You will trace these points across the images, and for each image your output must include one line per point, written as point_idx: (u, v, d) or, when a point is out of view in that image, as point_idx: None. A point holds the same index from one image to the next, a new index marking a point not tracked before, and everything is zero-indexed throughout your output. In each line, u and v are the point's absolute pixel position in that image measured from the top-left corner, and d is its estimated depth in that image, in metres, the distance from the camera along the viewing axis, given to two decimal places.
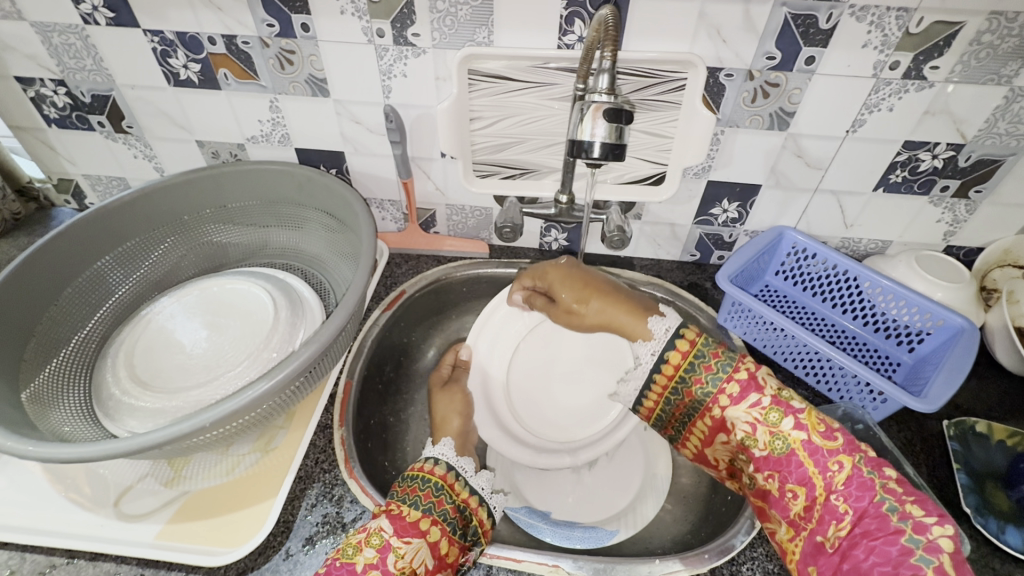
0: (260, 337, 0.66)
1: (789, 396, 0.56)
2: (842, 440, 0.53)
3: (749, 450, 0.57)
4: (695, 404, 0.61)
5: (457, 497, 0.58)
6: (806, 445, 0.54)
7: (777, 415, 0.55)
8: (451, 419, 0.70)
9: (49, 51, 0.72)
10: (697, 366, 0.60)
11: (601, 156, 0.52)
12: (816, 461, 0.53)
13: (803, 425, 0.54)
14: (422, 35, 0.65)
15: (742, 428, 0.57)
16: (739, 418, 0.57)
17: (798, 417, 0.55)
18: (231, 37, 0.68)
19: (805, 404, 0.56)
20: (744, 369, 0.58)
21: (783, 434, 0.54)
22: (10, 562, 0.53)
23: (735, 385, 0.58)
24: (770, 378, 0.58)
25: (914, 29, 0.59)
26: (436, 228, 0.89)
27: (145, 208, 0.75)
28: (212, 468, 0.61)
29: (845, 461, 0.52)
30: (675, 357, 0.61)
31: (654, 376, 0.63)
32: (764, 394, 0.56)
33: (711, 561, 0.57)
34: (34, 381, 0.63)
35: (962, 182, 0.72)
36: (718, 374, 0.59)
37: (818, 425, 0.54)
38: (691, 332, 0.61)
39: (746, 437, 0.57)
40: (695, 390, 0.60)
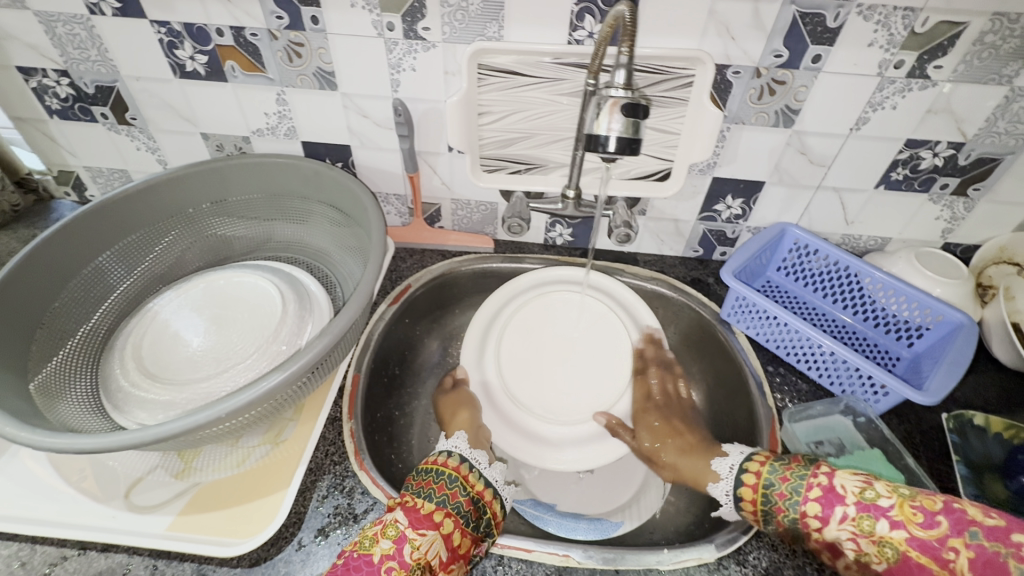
0: (268, 330, 0.66)
1: (874, 494, 0.50)
2: (946, 522, 0.46)
3: (871, 566, 0.50)
4: (792, 532, 0.55)
5: (471, 490, 0.57)
6: (914, 543, 0.47)
7: (870, 523, 0.49)
8: (460, 413, 0.71)
9: (53, 42, 0.71)
10: (772, 490, 0.56)
11: (617, 150, 0.53)
12: (934, 559, 0.46)
13: (899, 522, 0.48)
14: (433, 28, 0.65)
15: (848, 548, 0.51)
16: (837, 540, 0.51)
17: (891, 516, 0.49)
18: (239, 29, 0.67)
19: (891, 495, 0.50)
20: (817, 483, 0.54)
21: (886, 540, 0.48)
22: (21, 554, 0.53)
23: (816, 504, 0.53)
24: (847, 482, 0.52)
25: (920, 29, 0.60)
26: (441, 223, 0.89)
27: (152, 200, 0.75)
28: (222, 460, 0.61)
29: (959, 545, 0.45)
30: (747, 491, 0.58)
31: (739, 507, 0.59)
32: (849, 505, 0.51)
33: (718, 550, 0.58)
34: (41, 372, 0.63)
35: (962, 179, 0.74)
36: (795, 497, 0.54)
37: (915, 516, 0.48)
38: (758, 455, 0.60)
39: (857, 555, 0.50)
40: (784, 518, 0.55)
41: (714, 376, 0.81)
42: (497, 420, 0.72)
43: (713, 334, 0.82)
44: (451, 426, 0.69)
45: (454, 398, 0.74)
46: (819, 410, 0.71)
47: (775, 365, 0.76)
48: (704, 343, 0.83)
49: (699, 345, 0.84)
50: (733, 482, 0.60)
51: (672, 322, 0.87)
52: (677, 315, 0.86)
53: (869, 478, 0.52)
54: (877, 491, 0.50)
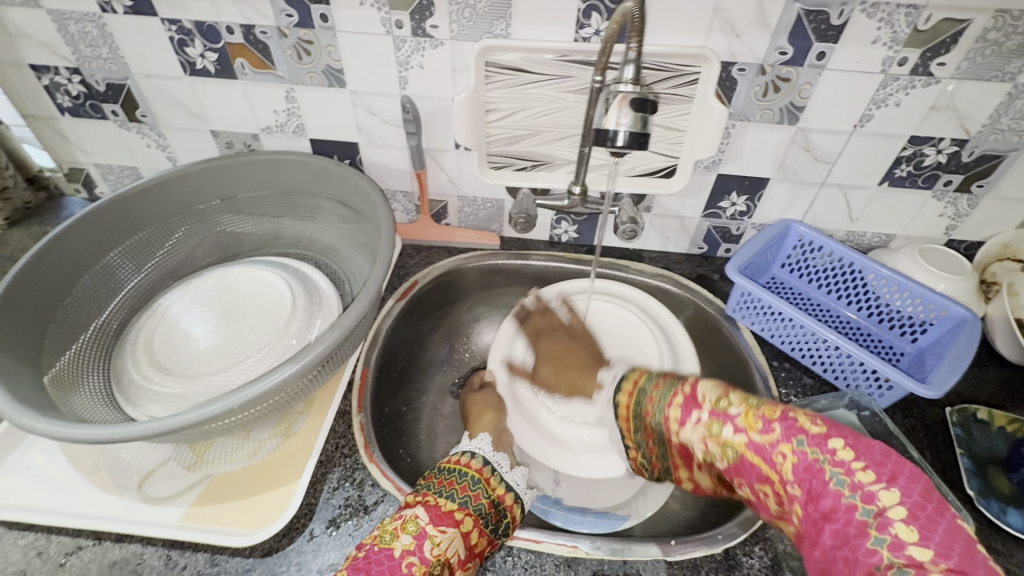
0: (278, 324, 0.67)
1: (727, 402, 0.54)
2: (780, 428, 0.50)
3: (716, 465, 0.55)
4: (660, 437, 0.61)
5: (492, 493, 0.59)
6: (751, 446, 0.51)
7: (719, 427, 0.53)
8: (484, 414, 0.73)
9: (65, 40, 0.72)
10: (646, 398, 0.62)
11: (626, 144, 0.53)
12: (764, 458, 0.50)
13: (742, 428, 0.52)
14: (441, 26, 0.66)
15: (698, 449, 0.55)
16: (690, 440, 0.56)
17: (736, 422, 0.52)
18: (249, 27, 0.68)
19: (740, 404, 0.53)
20: (682, 392, 0.58)
21: (729, 443, 0.52)
22: (36, 543, 0.54)
23: (676, 409, 0.58)
24: (707, 390, 0.56)
25: (923, 26, 0.61)
26: (447, 220, 0.90)
27: (161, 196, 0.76)
28: (234, 452, 0.61)
29: (787, 449, 0.49)
30: (625, 403, 0.66)
31: (618, 416, 0.67)
32: (703, 410, 0.55)
33: (724, 541, 0.59)
34: (55, 365, 0.63)
35: (965, 176, 0.74)
36: (662, 402, 0.60)
37: (755, 423, 0.51)
38: (633, 376, 0.67)
39: (703, 454, 0.55)
40: (652, 421, 0.61)
41: (720, 372, 0.82)
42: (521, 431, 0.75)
43: (719, 330, 0.82)
44: (474, 425, 0.71)
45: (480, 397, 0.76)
46: (824, 403, 0.70)
47: (780, 360, 0.77)
48: (709, 339, 0.84)
49: (705, 341, 0.85)
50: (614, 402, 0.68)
51: (679, 318, 0.88)
52: (684, 311, 0.87)
53: (728, 388, 0.55)
54: (730, 399, 0.54)
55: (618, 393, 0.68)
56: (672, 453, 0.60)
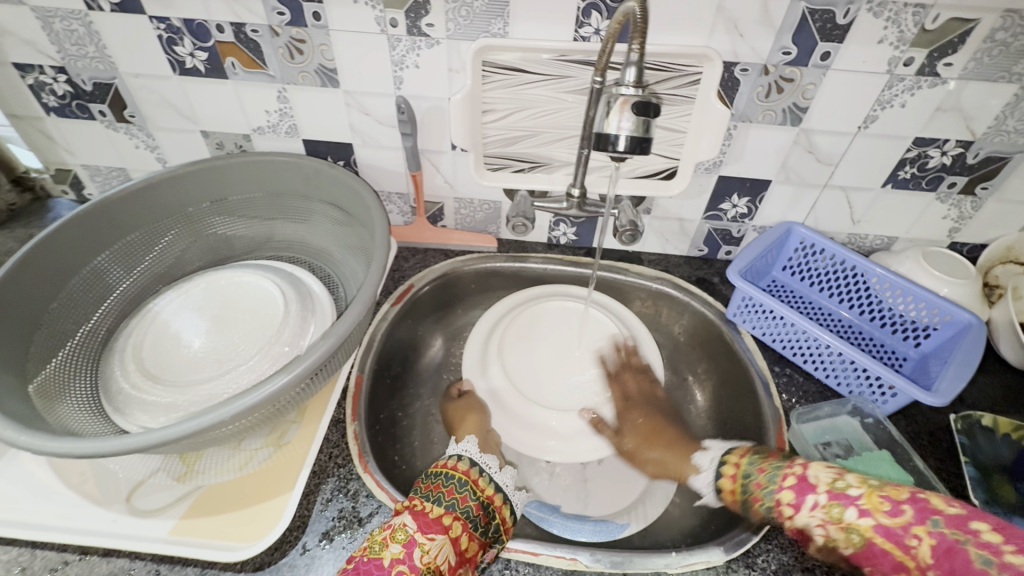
0: (271, 330, 0.65)
1: (846, 483, 0.52)
2: (911, 510, 0.47)
3: (842, 551, 0.52)
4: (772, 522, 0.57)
5: (481, 495, 0.58)
6: (879, 530, 0.48)
7: (839, 511, 0.51)
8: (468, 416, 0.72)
9: (49, 38, 0.70)
10: (748, 481, 0.59)
11: (628, 149, 0.52)
12: (897, 545, 0.47)
13: (867, 510, 0.49)
14: (436, 25, 0.64)
15: (817, 534, 0.53)
16: (807, 525, 0.53)
17: (859, 504, 0.50)
18: (239, 25, 0.66)
19: (862, 486, 0.51)
20: (791, 473, 0.56)
21: (853, 528, 0.49)
22: (20, 559, 0.52)
23: (788, 492, 0.55)
24: (821, 473, 0.54)
25: (930, 25, 0.59)
26: (444, 222, 0.89)
27: (150, 199, 0.74)
28: (225, 463, 0.60)
29: (922, 532, 0.46)
30: (728, 482, 0.61)
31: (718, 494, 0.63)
32: (819, 492, 0.53)
33: (726, 553, 0.58)
34: (40, 373, 0.62)
35: (970, 178, 0.73)
36: (770, 486, 0.56)
37: (881, 504, 0.49)
38: (732, 453, 0.63)
39: (826, 540, 0.52)
40: (758, 508, 0.57)
41: (719, 377, 0.81)
42: (509, 426, 0.72)
43: (719, 334, 0.81)
44: (458, 430, 0.70)
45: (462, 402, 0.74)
46: (826, 410, 0.70)
47: (782, 365, 0.76)
48: (709, 343, 0.83)
49: (705, 346, 0.83)
50: (714, 475, 0.64)
51: (677, 322, 0.86)
52: (682, 315, 0.85)
53: (844, 470, 0.53)
54: (849, 480, 0.52)
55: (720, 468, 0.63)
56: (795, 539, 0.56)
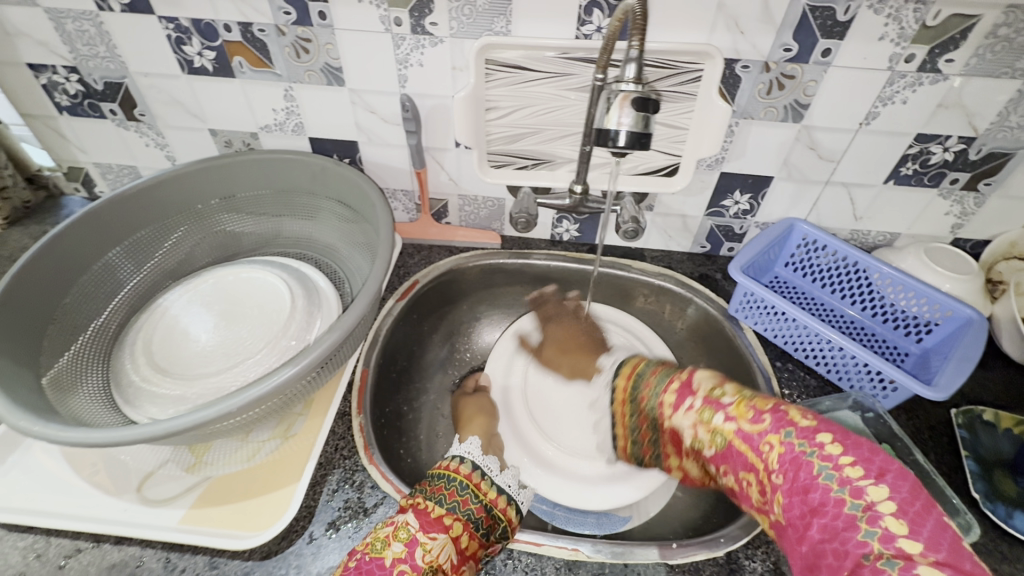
0: (278, 324, 0.66)
1: (721, 392, 0.57)
2: (770, 419, 0.53)
3: (705, 452, 0.57)
4: (653, 422, 0.64)
5: (483, 497, 0.59)
6: (740, 434, 0.54)
7: (710, 414, 0.56)
8: (478, 418, 0.74)
9: (62, 38, 0.72)
10: (641, 386, 0.66)
11: (628, 144, 0.53)
12: (752, 447, 0.53)
13: (733, 417, 0.55)
14: (440, 23, 0.65)
15: (687, 434, 0.58)
16: (682, 425, 0.59)
17: (727, 410, 0.56)
18: (247, 24, 0.67)
19: (733, 395, 0.57)
20: (676, 381, 0.61)
21: (718, 430, 0.55)
22: (36, 546, 0.54)
23: (671, 394, 0.61)
24: (702, 379, 0.59)
25: (931, 22, 0.60)
26: (448, 219, 0.89)
27: (159, 196, 0.75)
28: (233, 454, 0.61)
29: (775, 440, 0.51)
30: (622, 390, 0.69)
31: (614, 409, 0.71)
32: (697, 397, 0.58)
33: (726, 544, 0.58)
34: (53, 366, 0.63)
35: (972, 174, 0.73)
36: (658, 390, 0.63)
37: (746, 413, 0.54)
38: (631, 363, 0.69)
39: (693, 441, 0.58)
40: (647, 407, 0.64)
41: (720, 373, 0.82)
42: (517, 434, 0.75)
43: (721, 330, 0.81)
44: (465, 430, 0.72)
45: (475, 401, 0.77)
46: (827, 405, 0.69)
47: (783, 361, 0.76)
48: (711, 339, 0.83)
49: (707, 341, 0.84)
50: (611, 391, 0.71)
51: (680, 318, 0.87)
52: (685, 311, 0.86)
53: (723, 381, 0.58)
54: (724, 390, 0.57)
55: (618, 376, 0.70)
56: (665, 438, 0.63)
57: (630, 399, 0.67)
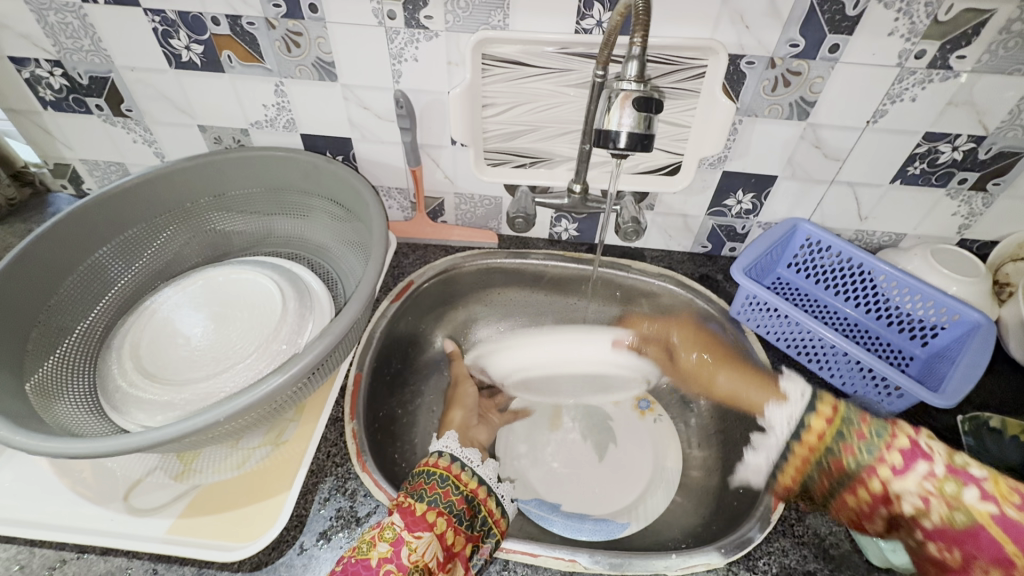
0: (269, 328, 0.65)
1: (965, 461, 0.53)
2: None
3: (925, 524, 0.53)
4: (849, 479, 0.59)
5: (463, 488, 0.60)
6: (998, 518, 0.49)
7: (955, 486, 0.52)
8: (454, 412, 0.76)
9: (45, 31, 0.69)
10: (845, 434, 0.60)
11: (628, 146, 0.51)
12: (1014, 536, 0.48)
13: (992, 498, 0.50)
14: (435, 17, 0.63)
15: (910, 501, 0.54)
16: (909, 490, 0.54)
17: (981, 487, 0.51)
18: (235, 17, 0.65)
19: (987, 472, 0.52)
20: (900, 439, 0.56)
21: (963, 506, 0.51)
22: (19, 557, 0.53)
23: (895, 454, 0.56)
24: (935, 442, 0.55)
25: (943, 17, 0.58)
26: (444, 217, 0.88)
27: (147, 194, 0.73)
28: (222, 462, 0.60)
29: None
30: (814, 431, 0.63)
31: (792, 449, 0.64)
32: (937, 463, 0.54)
33: (727, 555, 0.57)
34: (38, 371, 0.62)
35: (981, 174, 0.71)
36: (874, 442, 0.58)
37: (1011, 497, 0.50)
38: (830, 399, 0.63)
39: (917, 510, 0.54)
40: (845, 459, 0.59)
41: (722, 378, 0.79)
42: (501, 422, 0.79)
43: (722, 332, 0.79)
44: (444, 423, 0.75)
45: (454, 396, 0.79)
46: None
47: (785, 364, 0.75)
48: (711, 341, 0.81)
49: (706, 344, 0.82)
50: (790, 430, 0.65)
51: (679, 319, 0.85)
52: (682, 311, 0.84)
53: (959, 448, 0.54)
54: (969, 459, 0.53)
55: (812, 412, 0.64)
56: (861, 500, 0.58)
57: (823, 449, 0.61)
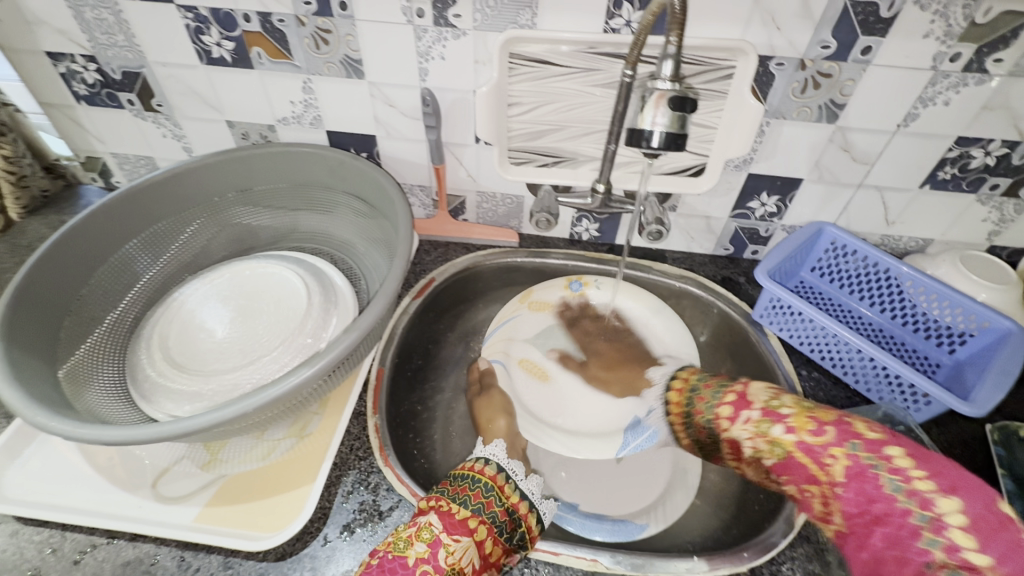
0: (294, 323, 0.65)
1: (780, 404, 0.61)
2: (833, 432, 0.56)
3: (763, 463, 0.60)
4: (709, 434, 0.67)
5: (506, 501, 0.58)
6: (800, 446, 0.57)
7: (768, 426, 0.60)
8: (497, 419, 0.72)
9: (81, 26, 0.71)
10: (693, 399, 0.70)
11: (661, 145, 0.51)
12: (813, 460, 0.56)
13: (792, 429, 0.58)
14: (464, 16, 0.63)
15: (746, 447, 0.61)
16: (740, 436, 0.62)
17: (787, 422, 0.59)
18: (267, 14, 0.66)
19: (793, 407, 0.59)
20: (732, 393, 0.65)
21: (778, 441, 0.58)
22: (52, 540, 0.54)
23: (728, 408, 0.64)
24: (759, 392, 0.63)
25: (981, 19, 0.57)
26: (465, 215, 0.88)
27: (177, 188, 0.74)
28: (248, 452, 0.61)
29: (838, 452, 0.54)
30: (676, 398, 0.73)
31: (669, 417, 0.73)
32: (755, 409, 0.62)
33: (750, 560, 0.57)
34: (70, 359, 0.63)
35: (1013, 180, 0.70)
36: (712, 402, 0.67)
37: (807, 425, 0.57)
38: (685, 373, 0.74)
39: (754, 453, 0.61)
40: (699, 419, 0.68)
41: (744, 380, 0.79)
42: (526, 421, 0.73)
43: (744, 335, 0.79)
44: (487, 432, 0.70)
45: (487, 402, 0.74)
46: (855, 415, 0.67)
47: (808, 369, 0.74)
48: (734, 344, 0.81)
49: (729, 348, 0.81)
50: (664, 388, 0.75)
51: (700, 322, 0.85)
52: (706, 314, 0.84)
53: (780, 392, 0.62)
54: (783, 401, 0.61)
55: (672, 383, 0.74)
56: (722, 449, 0.66)
57: (682, 405, 0.71)
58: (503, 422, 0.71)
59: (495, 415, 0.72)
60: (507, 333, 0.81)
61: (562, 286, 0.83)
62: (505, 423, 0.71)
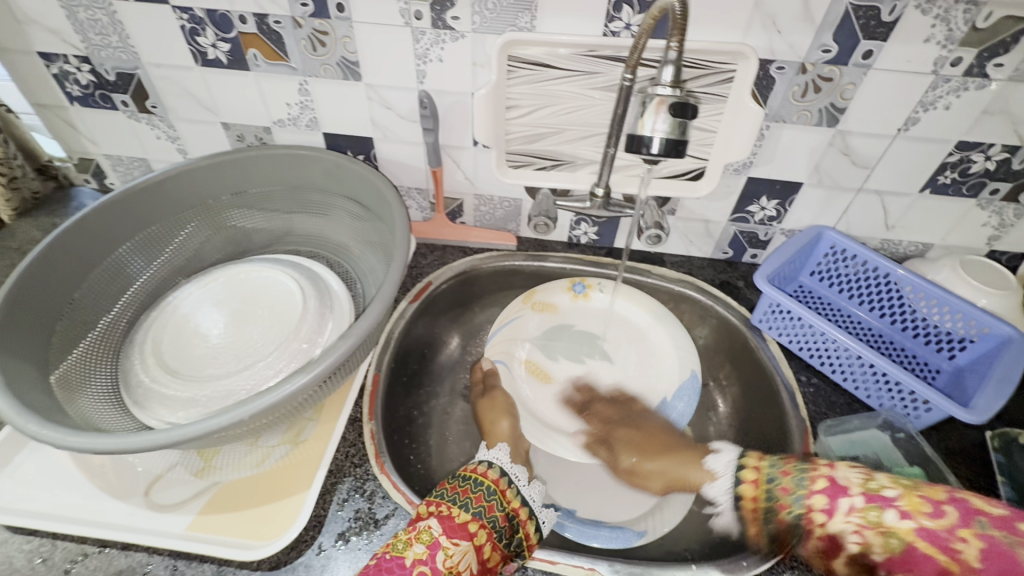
0: (289, 328, 0.65)
1: (880, 484, 0.49)
2: (955, 512, 0.44)
3: (875, 558, 0.49)
4: (795, 527, 0.55)
5: (507, 506, 0.57)
6: (922, 534, 0.45)
7: (875, 513, 0.48)
8: (500, 421, 0.70)
9: (74, 27, 0.70)
10: (773, 491, 0.57)
11: (662, 151, 0.50)
12: (940, 548, 0.43)
13: (906, 514, 0.46)
14: (462, 18, 0.63)
15: (852, 540, 0.50)
16: (844, 530, 0.50)
17: (899, 506, 0.47)
18: (263, 16, 0.65)
19: (897, 487, 0.48)
20: (819, 475, 0.53)
21: (893, 532, 0.46)
22: (42, 549, 0.53)
23: (821, 496, 0.52)
24: (850, 473, 0.51)
25: (982, 24, 0.56)
26: (463, 218, 0.87)
27: (172, 191, 0.74)
28: (242, 459, 0.60)
29: (969, 534, 0.42)
30: (749, 489, 0.60)
31: (739, 508, 0.61)
32: (855, 494, 0.50)
33: (748, 568, 0.56)
34: (62, 364, 0.62)
35: (1014, 185, 0.70)
36: (798, 490, 0.54)
37: (921, 506, 0.45)
38: (752, 457, 0.61)
39: (861, 549, 0.49)
40: (785, 514, 0.55)
41: (742, 383, 0.78)
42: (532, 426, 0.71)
43: (742, 339, 0.79)
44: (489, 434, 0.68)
45: (490, 403, 0.73)
46: (856, 423, 0.67)
47: (807, 374, 0.74)
48: (732, 349, 0.80)
49: (727, 352, 0.81)
50: (733, 482, 0.62)
51: (699, 326, 0.84)
52: (704, 318, 0.83)
53: (871, 470, 0.51)
54: (881, 481, 0.49)
55: (739, 472, 0.61)
56: (815, 542, 0.54)
57: (761, 501, 0.58)
58: (506, 425, 0.69)
59: (499, 417, 0.70)
60: (509, 333, 0.81)
61: (565, 288, 0.83)
62: (507, 425, 0.69)
